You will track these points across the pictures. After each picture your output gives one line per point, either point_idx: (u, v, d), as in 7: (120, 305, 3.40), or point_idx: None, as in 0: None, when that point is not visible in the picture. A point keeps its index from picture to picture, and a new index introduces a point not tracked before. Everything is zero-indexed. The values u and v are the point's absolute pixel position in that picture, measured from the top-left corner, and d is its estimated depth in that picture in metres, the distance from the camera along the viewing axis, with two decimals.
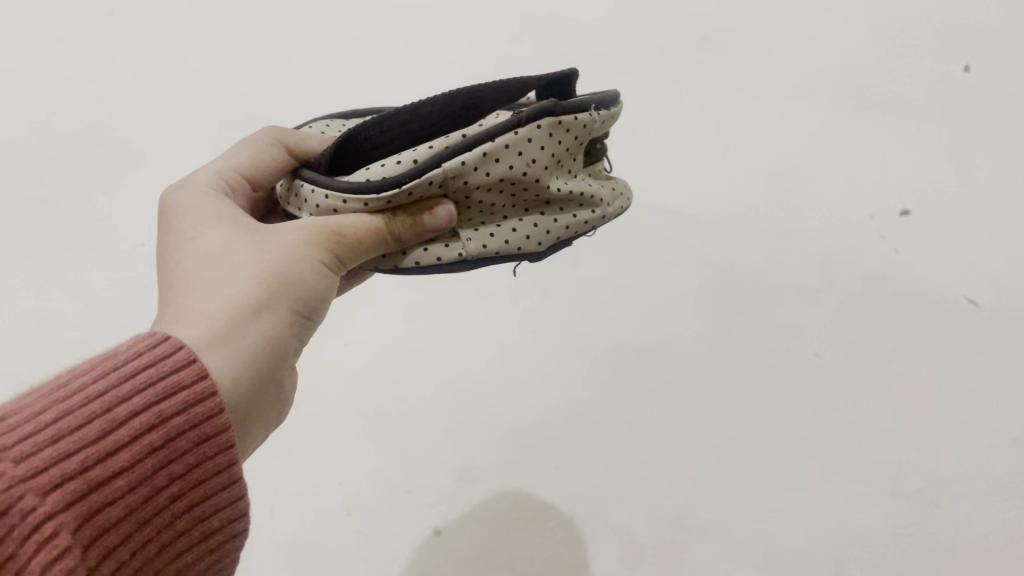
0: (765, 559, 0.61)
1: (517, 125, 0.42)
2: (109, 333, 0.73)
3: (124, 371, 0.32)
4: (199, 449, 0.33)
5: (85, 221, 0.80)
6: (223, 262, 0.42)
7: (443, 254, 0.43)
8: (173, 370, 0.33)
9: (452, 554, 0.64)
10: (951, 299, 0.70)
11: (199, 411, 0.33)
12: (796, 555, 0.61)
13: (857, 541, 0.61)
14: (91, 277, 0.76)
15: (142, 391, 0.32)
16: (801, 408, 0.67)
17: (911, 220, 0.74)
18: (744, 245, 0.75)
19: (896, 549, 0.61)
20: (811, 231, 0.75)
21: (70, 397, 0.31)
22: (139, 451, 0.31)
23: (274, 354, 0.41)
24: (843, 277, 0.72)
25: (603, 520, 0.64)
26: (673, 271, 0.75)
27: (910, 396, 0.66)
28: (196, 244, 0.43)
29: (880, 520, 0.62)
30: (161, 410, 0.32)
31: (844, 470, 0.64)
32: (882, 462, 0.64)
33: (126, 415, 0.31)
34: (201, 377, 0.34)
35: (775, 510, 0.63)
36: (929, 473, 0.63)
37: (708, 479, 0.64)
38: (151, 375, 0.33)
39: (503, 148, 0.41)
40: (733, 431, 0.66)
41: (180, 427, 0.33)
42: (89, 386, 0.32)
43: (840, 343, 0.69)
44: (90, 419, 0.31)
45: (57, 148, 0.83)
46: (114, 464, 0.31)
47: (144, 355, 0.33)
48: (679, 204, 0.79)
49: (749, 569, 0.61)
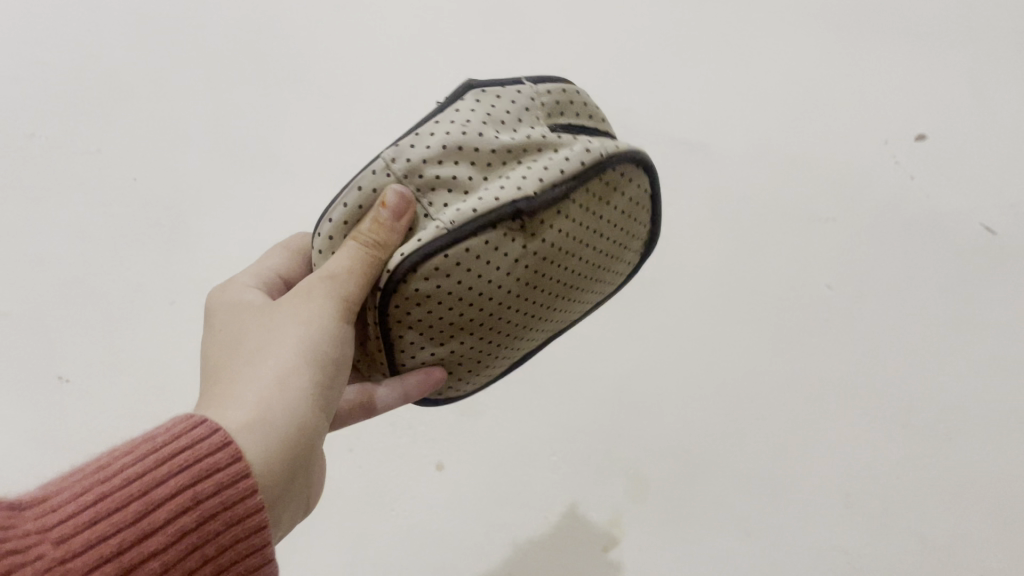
0: (772, 493, 0.60)
1: (438, 109, 0.38)
2: (110, 276, 0.73)
3: (164, 452, 0.29)
4: (234, 533, 0.29)
5: (75, 155, 0.78)
6: (247, 347, 0.38)
7: (422, 235, 0.36)
8: (211, 451, 0.30)
9: (455, 489, 0.63)
10: (969, 227, 0.69)
11: (235, 493, 0.30)
12: (806, 489, 0.60)
13: (864, 474, 0.60)
14: (88, 211, 0.75)
15: (181, 470, 0.29)
16: (812, 341, 0.65)
17: (928, 145, 0.72)
18: (754, 173, 0.73)
19: (905, 481, 0.60)
20: (821, 159, 0.73)
21: (108, 478, 0.28)
22: (172, 535, 0.28)
23: (321, 418, 0.37)
24: (858, 206, 0.70)
25: (607, 456, 0.63)
26: (681, 202, 0.73)
27: (925, 326, 0.65)
28: (224, 340, 0.40)
29: (893, 454, 0.61)
30: (195, 491, 0.29)
31: (854, 405, 0.63)
32: (895, 395, 0.63)
33: (161, 497, 0.28)
34: (236, 459, 0.30)
35: (784, 445, 0.62)
36: (941, 403, 0.62)
37: (715, 415, 0.64)
38: (187, 456, 0.29)
39: (431, 121, 0.37)
40: (742, 366, 0.65)
41: (215, 509, 0.29)
42: (129, 465, 0.29)
43: (853, 274, 0.68)
44: (124, 502, 0.28)
45: (47, 81, 0.81)
46: (145, 548, 0.27)
47: (186, 436, 0.30)
48: (688, 132, 0.76)
49: (756, 504, 0.60)
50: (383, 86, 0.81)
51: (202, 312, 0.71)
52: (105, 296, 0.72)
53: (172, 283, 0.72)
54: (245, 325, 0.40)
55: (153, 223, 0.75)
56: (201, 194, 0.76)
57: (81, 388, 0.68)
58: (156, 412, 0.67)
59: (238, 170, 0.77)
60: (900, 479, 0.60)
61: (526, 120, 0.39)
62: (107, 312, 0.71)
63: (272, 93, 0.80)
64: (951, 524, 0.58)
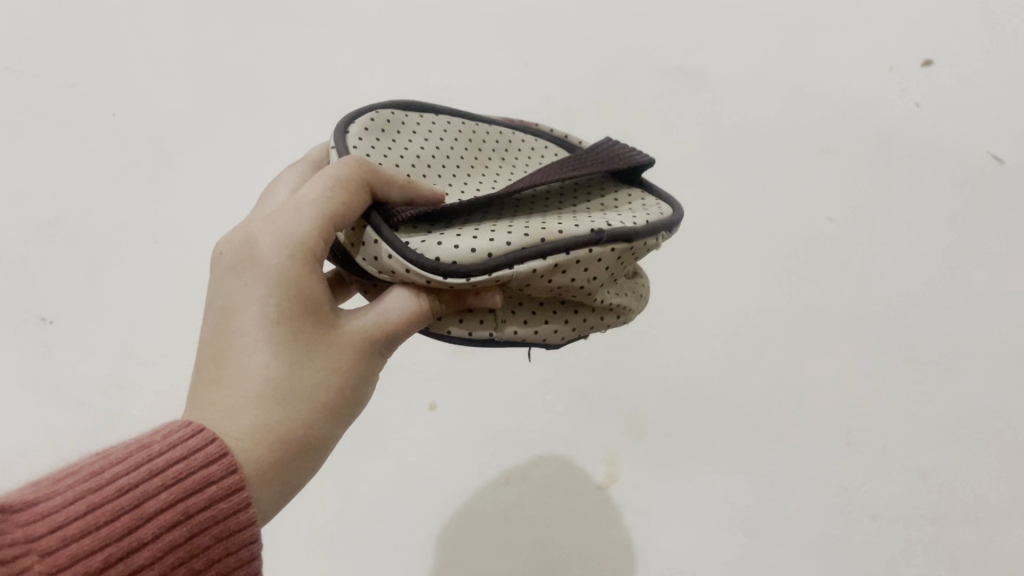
0: (769, 430, 0.60)
1: (591, 238, 0.36)
2: (89, 214, 0.71)
3: (157, 462, 0.28)
4: (222, 545, 0.28)
5: (51, 90, 0.75)
6: (302, 366, 0.33)
7: (475, 329, 0.37)
8: (205, 463, 0.29)
9: (448, 429, 0.63)
10: (977, 155, 0.67)
11: (226, 506, 0.29)
12: (803, 426, 0.59)
13: (864, 407, 0.59)
14: (66, 146, 0.73)
15: (175, 484, 0.28)
16: (810, 275, 0.64)
17: (935, 70, 0.70)
18: (754, 100, 0.71)
19: (906, 416, 0.59)
20: (822, 87, 0.71)
21: (98, 487, 0.27)
22: (160, 549, 0.27)
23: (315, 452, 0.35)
24: (860, 136, 0.69)
25: (602, 395, 0.62)
26: (679, 130, 0.71)
27: (929, 259, 0.64)
28: (274, 332, 0.33)
29: (893, 388, 0.60)
30: (186, 504, 0.28)
31: (854, 339, 0.62)
32: (896, 330, 0.62)
33: (153, 511, 0.27)
34: (230, 471, 0.29)
35: (782, 381, 0.61)
36: (946, 336, 0.61)
37: (711, 352, 0.63)
38: (180, 466, 0.28)
39: (576, 254, 0.36)
40: (739, 301, 0.64)
41: (205, 522, 0.28)
42: (122, 475, 0.27)
43: (855, 205, 0.66)
44: (114, 515, 0.26)
45: (23, 16, 0.79)
46: (133, 563, 0.26)
47: (181, 445, 0.29)
48: (685, 60, 0.74)
49: (752, 441, 0.59)
50: (375, 19, 0.79)
51: (188, 252, 0.69)
52: (87, 236, 0.70)
53: (156, 221, 0.71)
54: (299, 316, 0.34)
55: (133, 161, 0.73)
56: (183, 131, 0.74)
57: (64, 330, 0.67)
58: (142, 350, 0.66)
59: (222, 106, 0.75)
60: (900, 411, 0.59)
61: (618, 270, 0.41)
62: (87, 249, 0.70)
63: (259, 30, 0.79)
64: (951, 459, 0.57)
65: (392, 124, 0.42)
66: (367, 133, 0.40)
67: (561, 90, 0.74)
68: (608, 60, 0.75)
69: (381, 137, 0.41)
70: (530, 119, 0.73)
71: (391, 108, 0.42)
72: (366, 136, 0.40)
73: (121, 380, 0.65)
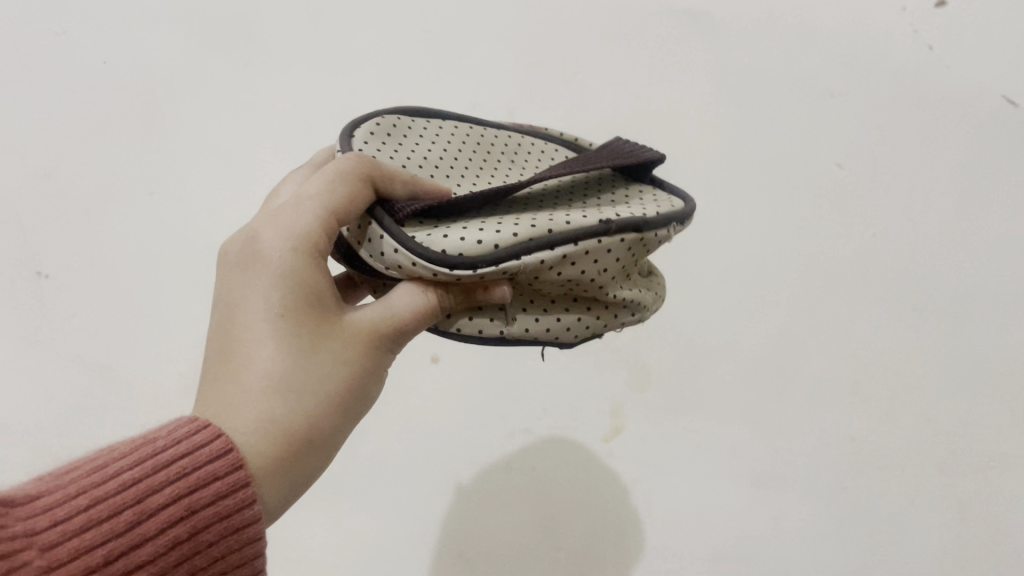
0: (775, 380, 0.59)
1: (599, 228, 0.36)
2: (81, 165, 0.70)
3: (160, 459, 0.27)
4: (225, 542, 0.28)
5: (40, 38, 0.74)
6: (305, 365, 0.32)
7: (486, 326, 0.36)
8: (208, 460, 0.28)
9: (450, 383, 0.62)
10: (991, 97, 0.65)
11: (230, 503, 0.28)
12: (810, 376, 0.59)
13: (873, 358, 0.59)
14: (55, 95, 0.72)
15: (178, 479, 0.27)
16: (819, 222, 0.63)
17: (949, 8, 0.69)
18: (761, 43, 0.71)
19: (917, 366, 0.58)
20: (829, 31, 0.70)
21: (101, 482, 0.26)
22: (163, 545, 0.26)
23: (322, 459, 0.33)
24: (868, 85, 0.68)
25: (606, 348, 0.62)
26: (685, 76, 0.70)
27: (939, 208, 0.62)
28: (279, 324, 0.32)
29: (903, 337, 0.59)
30: (190, 500, 0.27)
31: (863, 288, 0.61)
32: (907, 279, 0.61)
33: (157, 506, 0.26)
34: (235, 467, 0.28)
35: (789, 331, 0.60)
36: (955, 287, 0.60)
37: (718, 301, 0.63)
38: (184, 462, 0.27)
39: (587, 244, 0.35)
40: (746, 249, 0.64)
41: (208, 519, 0.27)
42: (126, 470, 0.26)
43: (864, 151, 0.65)
44: (118, 510, 0.26)
45: None
46: (136, 559, 0.25)
47: (184, 443, 0.28)
48: (691, 5, 0.73)
49: (759, 391, 0.59)
50: None
51: (183, 206, 0.68)
52: (79, 188, 0.69)
53: (151, 175, 0.69)
54: (300, 314, 0.33)
55: (124, 110, 0.72)
56: (177, 79, 0.73)
57: (58, 284, 0.65)
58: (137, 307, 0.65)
59: (218, 53, 0.74)
60: (907, 364, 0.58)
61: (632, 264, 0.39)
62: (80, 202, 0.68)
63: None
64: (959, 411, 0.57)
65: (398, 128, 0.42)
66: (373, 137, 0.40)
67: (562, 40, 0.73)
68: (611, 4, 0.74)
69: (387, 142, 0.40)
70: (531, 66, 0.72)
71: (396, 115, 0.42)
72: (372, 138, 0.40)
73: (118, 337, 0.64)
